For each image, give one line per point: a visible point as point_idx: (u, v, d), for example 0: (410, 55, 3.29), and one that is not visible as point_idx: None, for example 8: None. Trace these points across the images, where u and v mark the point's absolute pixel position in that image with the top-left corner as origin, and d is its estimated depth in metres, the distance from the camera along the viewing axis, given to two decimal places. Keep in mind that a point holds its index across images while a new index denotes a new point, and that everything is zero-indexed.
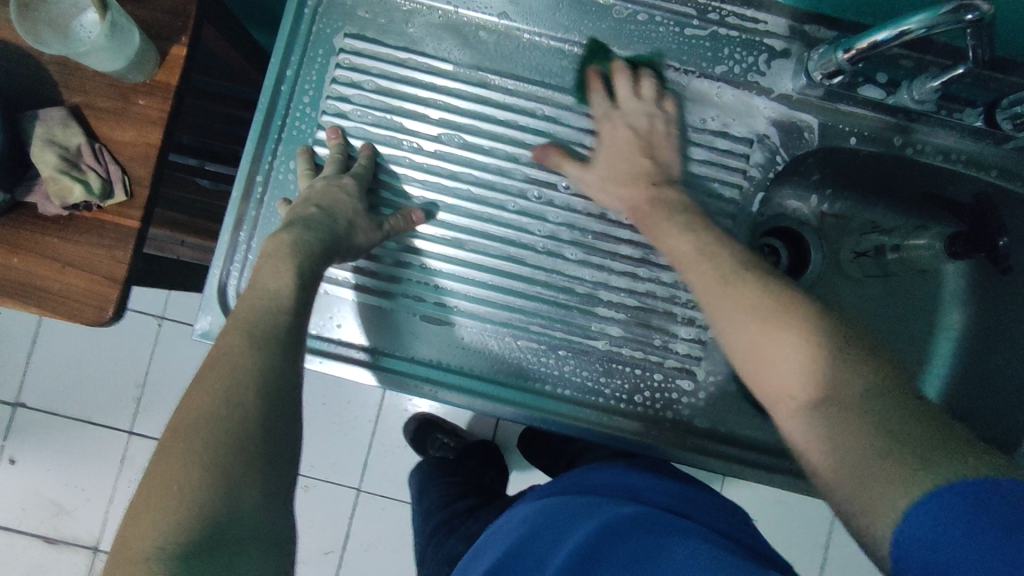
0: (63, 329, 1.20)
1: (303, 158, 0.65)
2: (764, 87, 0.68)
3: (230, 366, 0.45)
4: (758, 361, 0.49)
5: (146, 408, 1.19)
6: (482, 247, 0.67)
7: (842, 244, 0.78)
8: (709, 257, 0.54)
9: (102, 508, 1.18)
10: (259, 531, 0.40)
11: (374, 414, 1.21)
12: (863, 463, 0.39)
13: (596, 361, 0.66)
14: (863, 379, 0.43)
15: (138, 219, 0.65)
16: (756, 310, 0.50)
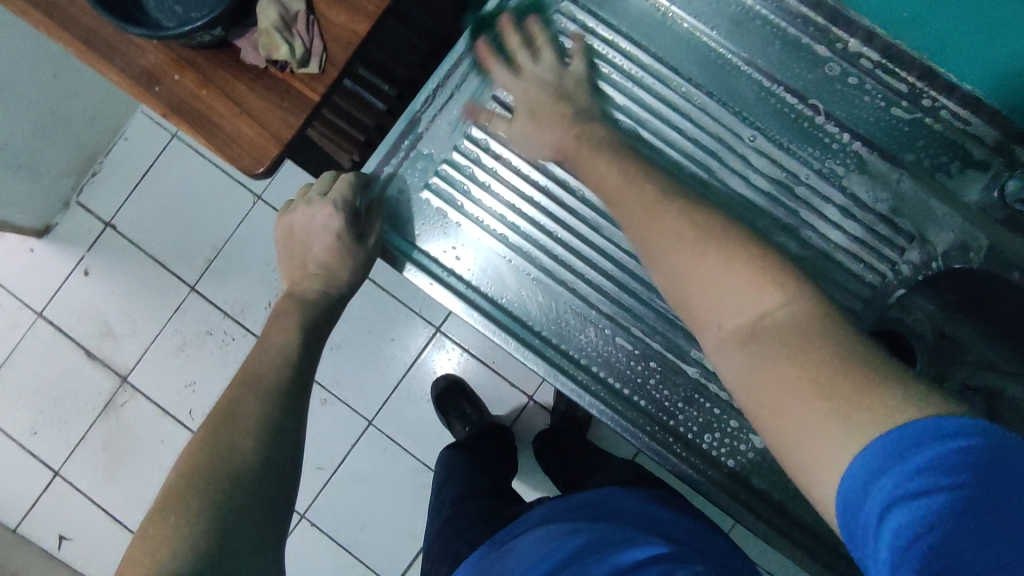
0: (172, 173, 1.27)
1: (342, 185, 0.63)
2: (945, 189, 0.66)
3: (240, 412, 0.49)
4: (693, 288, 0.45)
5: (215, 271, 1.25)
6: (615, 239, 0.68)
7: (950, 370, 0.62)
8: (632, 188, 0.52)
9: (144, 344, 1.25)
10: (254, 559, 0.42)
11: (410, 359, 1.24)
12: (801, 411, 0.36)
13: (682, 385, 0.66)
14: (804, 319, 0.39)
15: (319, 94, 0.69)
16: (724, 254, 0.44)
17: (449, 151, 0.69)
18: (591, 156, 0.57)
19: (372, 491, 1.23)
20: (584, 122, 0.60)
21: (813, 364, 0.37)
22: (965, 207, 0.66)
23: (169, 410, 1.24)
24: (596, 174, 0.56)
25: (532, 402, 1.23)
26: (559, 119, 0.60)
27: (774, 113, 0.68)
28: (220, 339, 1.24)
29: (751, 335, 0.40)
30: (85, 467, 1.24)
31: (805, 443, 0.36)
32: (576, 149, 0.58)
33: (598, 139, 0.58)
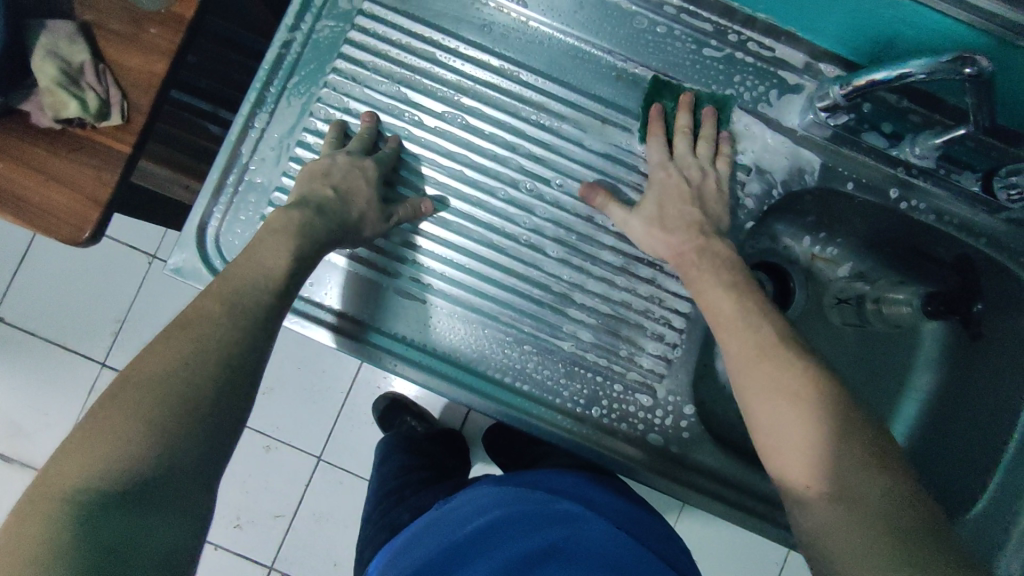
0: (53, 251, 1.19)
1: (368, 127, 0.65)
2: (770, 117, 0.68)
3: (202, 332, 0.47)
4: (776, 429, 0.50)
5: (122, 342, 1.18)
6: (465, 231, 0.67)
7: (828, 288, 0.79)
8: (748, 324, 0.55)
9: (62, 435, 1.17)
10: (182, 500, 0.41)
11: (346, 386, 1.20)
12: (845, 550, 0.43)
13: (560, 361, 0.66)
14: (869, 476, 0.45)
15: (130, 145, 0.65)
16: (792, 392, 0.50)
17: (278, 176, 0.66)
18: (705, 276, 0.60)
19: (335, 529, 1.19)
20: (709, 232, 0.63)
21: (888, 529, 0.42)
22: (795, 131, 0.68)
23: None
24: (707, 298, 0.59)
25: None
26: (682, 215, 0.63)
27: (597, 76, 0.68)
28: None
29: (832, 484, 0.45)
30: None
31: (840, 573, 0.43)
32: (690, 259, 0.61)
33: (718, 259, 0.61)
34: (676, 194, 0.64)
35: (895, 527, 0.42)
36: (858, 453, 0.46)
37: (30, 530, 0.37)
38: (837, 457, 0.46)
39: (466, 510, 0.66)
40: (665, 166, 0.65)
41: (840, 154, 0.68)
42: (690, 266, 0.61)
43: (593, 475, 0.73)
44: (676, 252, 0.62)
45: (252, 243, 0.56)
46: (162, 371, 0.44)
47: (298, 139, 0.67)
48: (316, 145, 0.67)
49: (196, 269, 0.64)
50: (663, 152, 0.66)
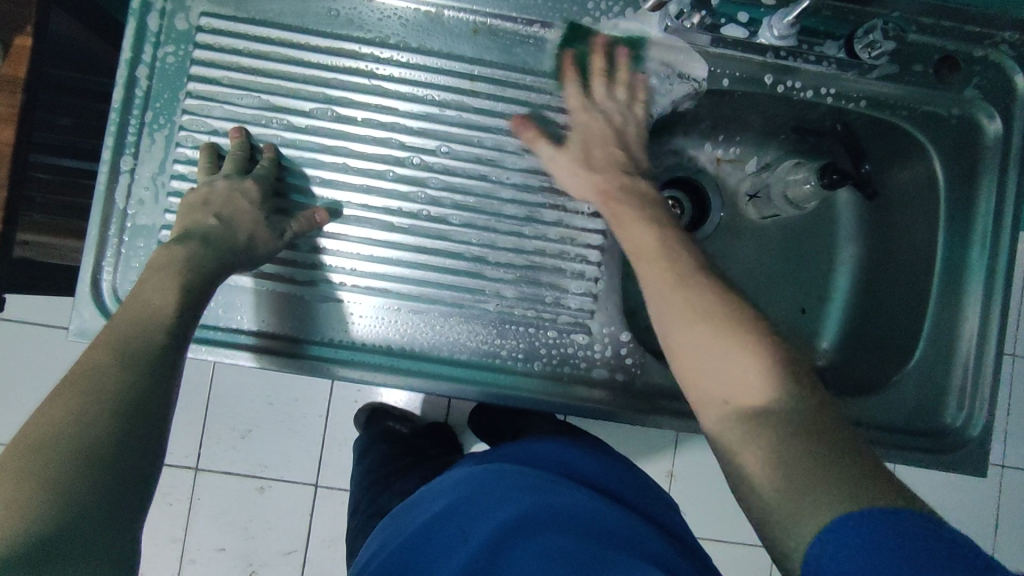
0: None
1: (239, 154, 0.63)
2: (632, 34, 0.68)
3: (94, 380, 0.43)
4: (693, 355, 0.50)
5: None
6: (365, 221, 0.66)
7: (738, 189, 0.80)
8: (665, 261, 0.55)
9: None
10: (98, 553, 0.37)
11: (323, 408, 1.19)
12: (781, 466, 0.41)
13: (490, 323, 0.66)
14: (800, 412, 0.43)
15: (0, 221, 0.63)
16: (710, 318, 0.50)
17: (161, 215, 0.64)
18: (627, 210, 0.60)
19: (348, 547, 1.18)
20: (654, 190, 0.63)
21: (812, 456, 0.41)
22: (659, 44, 0.68)
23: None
24: (631, 234, 0.58)
25: None
26: (611, 161, 0.64)
27: (454, 36, 0.67)
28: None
29: (752, 417, 0.45)
30: None
31: (788, 504, 0.39)
32: (612, 207, 0.61)
33: (635, 197, 0.61)
34: (602, 137, 0.65)
35: (824, 445, 0.41)
36: (764, 362, 0.46)
37: None
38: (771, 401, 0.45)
39: (456, 481, 0.68)
40: (590, 111, 0.66)
41: (713, 56, 0.68)
42: (613, 203, 0.61)
43: (571, 437, 0.76)
44: (601, 190, 0.62)
45: (137, 285, 0.54)
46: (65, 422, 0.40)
47: (170, 173, 0.64)
48: (191, 173, 0.65)
49: (103, 327, 0.62)
50: (584, 99, 0.66)
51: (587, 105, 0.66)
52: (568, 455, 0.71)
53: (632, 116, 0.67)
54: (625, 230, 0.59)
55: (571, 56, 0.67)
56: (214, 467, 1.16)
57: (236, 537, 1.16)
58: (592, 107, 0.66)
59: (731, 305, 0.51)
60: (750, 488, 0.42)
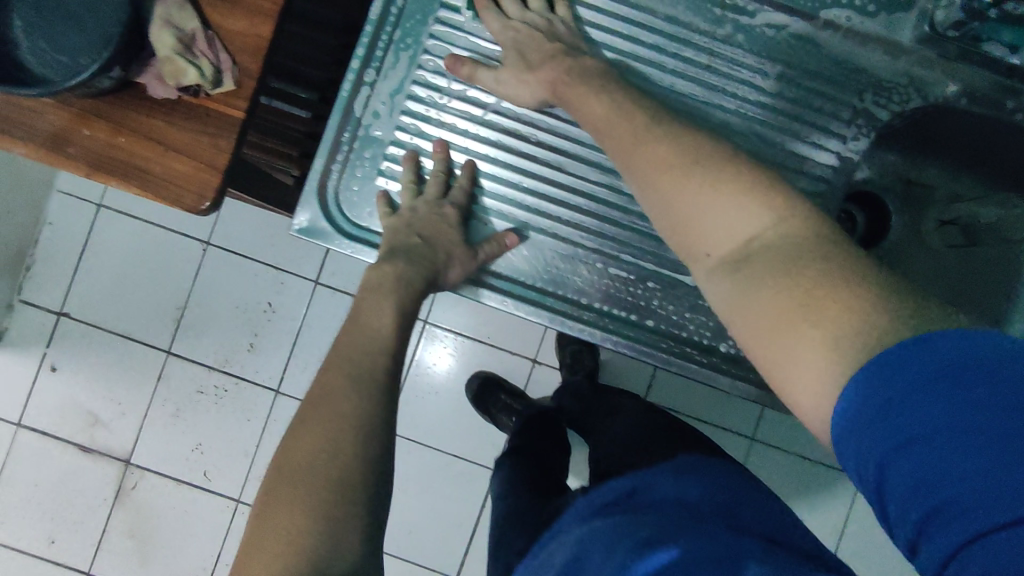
0: (115, 242, 1.20)
1: (438, 186, 0.65)
2: (879, 36, 0.66)
3: (331, 412, 0.53)
4: (683, 216, 0.44)
5: (186, 329, 1.20)
6: (581, 173, 0.67)
7: (924, 214, 0.75)
8: (623, 119, 0.50)
9: (137, 420, 1.20)
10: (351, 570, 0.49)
11: (408, 358, 1.23)
12: (770, 321, 0.38)
13: (684, 296, 0.67)
14: (802, 240, 0.39)
15: (244, 110, 0.66)
16: (665, 158, 0.46)
17: (391, 131, 0.66)
18: (583, 91, 0.55)
19: (408, 497, 1.21)
20: (577, 56, 0.59)
21: (801, 310, 0.37)
22: (905, 50, 0.67)
23: (183, 478, 1.20)
24: (588, 107, 0.54)
25: (538, 364, 1.22)
26: (550, 55, 0.60)
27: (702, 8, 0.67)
28: (214, 395, 1.20)
29: (739, 257, 0.41)
30: (116, 559, 1.19)
31: (782, 359, 0.37)
32: (567, 83, 0.57)
33: (590, 72, 0.56)
34: (532, 41, 0.62)
35: (841, 276, 0.36)
36: (753, 199, 0.42)
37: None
38: (781, 234, 0.40)
39: (565, 543, 0.59)
40: (509, 26, 0.63)
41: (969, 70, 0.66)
42: (564, 88, 0.57)
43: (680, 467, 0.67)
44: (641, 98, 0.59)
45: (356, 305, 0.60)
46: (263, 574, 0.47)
47: (407, 93, 0.66)
48: (428, 98, 0.67)
49: (323, 228, 0.65)
50: (501, 19, 0.64)
51: (505, 27, 0.63)
52: (687, 489, 0.63)
53: (560, 22, 0.64)
54: (577, 105, 0.55)
55: None
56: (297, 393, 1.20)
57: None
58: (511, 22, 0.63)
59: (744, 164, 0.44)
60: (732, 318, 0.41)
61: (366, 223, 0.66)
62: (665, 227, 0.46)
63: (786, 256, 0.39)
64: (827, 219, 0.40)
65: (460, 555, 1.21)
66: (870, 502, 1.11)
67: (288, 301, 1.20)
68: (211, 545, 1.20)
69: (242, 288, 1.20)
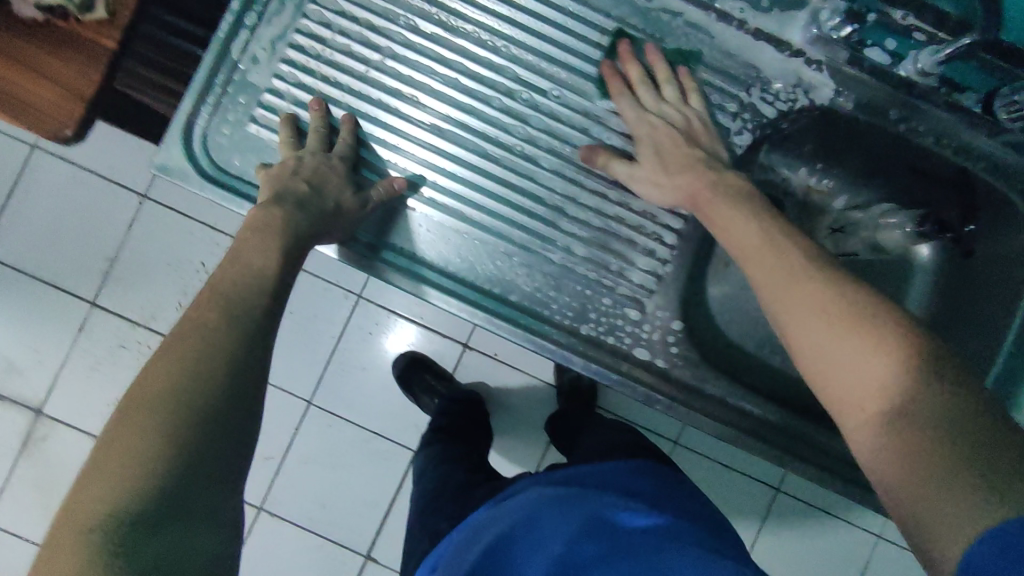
0: (43, 185, 1.15)
1: (316, 139, 0.62)
2: (771, 33, 0.66)
3: (198, 341, 0.48)
4: (825, 364, 0.47)
5: (114, 282, 1.16)
6: (459, 140, 0.66)
7: (817, 223, 0.77)
8: (770, 251, 0.53)
9: (53, 370, 1.16)
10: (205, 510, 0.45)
11: (338, 330, 1.18)
12: (907, 470, 0.40)
13: (549, 274, 0.66)
14: (921, 397, 0.42)
15: (117, 41, 0.64)
16: (816, 305, 0.48)
17: (268, 78, 0.65)
18: (723, 212, 0.57)
19: (324, 470, 1.19)
20: (717, 168, 0.60)
21: (932, 459, 0.39)
22: (798, 50, 0.66)
23: (97, 432, 1.17)
24: (733, 228, 0.56)
25: (469, 349, 1.19)
26: (689, 163, 0.61)
27: None
28: (135, 350, 1.17)
29: (884, 416, 0.43)
30: (20, 509, 1.16)
31: (922, 514, 0.38)
32: (703, 194, 0.59)
33: (734, 193, 0.58)
34: (672, 141, 0.62)
35: (978, 441, 0.39)
36: (887, 357, 0.44)
37: (66, 547, 0.41)
38: (908, 387, 0.42)
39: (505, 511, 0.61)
40: (652, 121, 0.63)
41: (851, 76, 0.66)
42: (704, 202, 0.59)
43: (633, 463, 0.68)
44: (687, 195, 0.60)
45: (236, 244, 0.55)
46: (96, 507, 0.42)
47: (288, 41, 0.65)
48: (310, 48, 0.65)
49: (183, 167, 0.63)
50: (636, 106, 0.64)
51: (643, 117, 0.63)
52: (635, 482, 0.65)
53: (694, 115, 0.64)
54: (726, 229, 0.56)
55: (612, 65, 0.65)
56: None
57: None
58: (647, 116, 0.63)
59: (856, 301, 0.48)
60: (880, 478, 0.42)
61: (234, 169, 0.64)
62: (809, 373, 0.48)
63: (904, 416, 0.41)
64: (938, 358, 0.43)
65: (371, 533, 1.19)
66: (783, 513, 1.11)
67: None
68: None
69: (172, 244, 1.16)
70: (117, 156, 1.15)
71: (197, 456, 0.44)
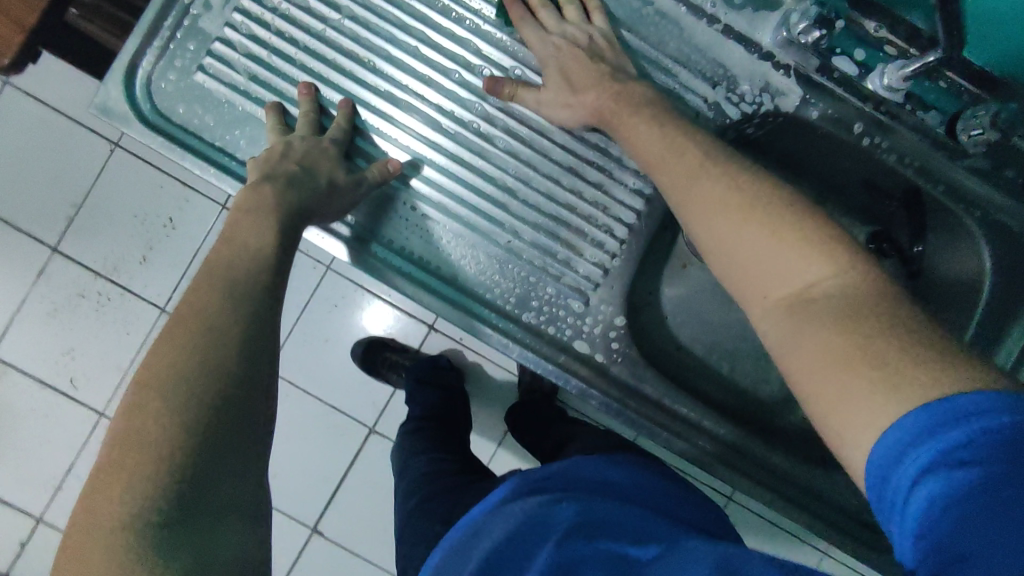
0: (6, 123, 1.11)
1: (274, 114, 0.61)
2: (742, 32, 0.65)
3: (201, 325, 0.48)
4: (747, 259, 0.43)
5: (77, 230, 1.13)
6: (414, 110, 0.64)
7: None
8: (676, 156, 0.50)
9: (9, 314, 1.13)
10: (233, 496, 0.46)
11: (303, 299, 1.16)
12: (831, 380, 0.36)
13: (495, 257, 0.64)
14: (864, 290, 0.38)
15: None
16: (744, 205, 0.44)
17: (220, 27, 0.63)
18: (630, 119, 0.55)
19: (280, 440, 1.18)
20: (622, 80, 0.58)
21: (856, 356, 0.35)
22: (769, 53, 0.65)
23: (48, 380, 1.14)
24: (638, 138, 0.54)
25: (433, 329, 1.19)
26: (596, 79, 0.58)
27: None
28: (94, 301, 1.14)
29: (796, 305, 0.40)
30: None
31: (839, 410, 0.35)
32: (612, 107, 0.56)
33: (640, 101, 0.55)
34: (575, 63, 0.59)
35: (896, 325, 0.36)
36: (822, 258, 0.40)
37: (106, 546, 0.41)
38: (836, 288, 0.39)
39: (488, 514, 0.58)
40: (549, 41, 0.60)
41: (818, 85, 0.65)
42: (610, 116, 0.56)
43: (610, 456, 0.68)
44: (595, 107, 0.58)
45: (229, 222, 0.55)
46: (118, 505, 0.42)
47: None
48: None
49: (124, 112, 0.60)
50: (538, 30, 0.61)
51: (542, 38, 0.61)
52: (611, 471, 0.64)
53: (592, 33, 0.61)
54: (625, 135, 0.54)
55: None
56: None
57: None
58: (553, 36, 0.61)
59: (770, 198, 0.44)
60: (822, 397, 0.36)
61: (179, 119, 0.62)
62: (711, 248, 0.45)
63: (845, 311, 0.37)
64: (891, 283, 0.39)
65: (320, 506, 1.18)
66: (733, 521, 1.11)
67: (191, 219, 1.14)
68: (67, 455, 1.15)
69: (138, 195, 1.13)
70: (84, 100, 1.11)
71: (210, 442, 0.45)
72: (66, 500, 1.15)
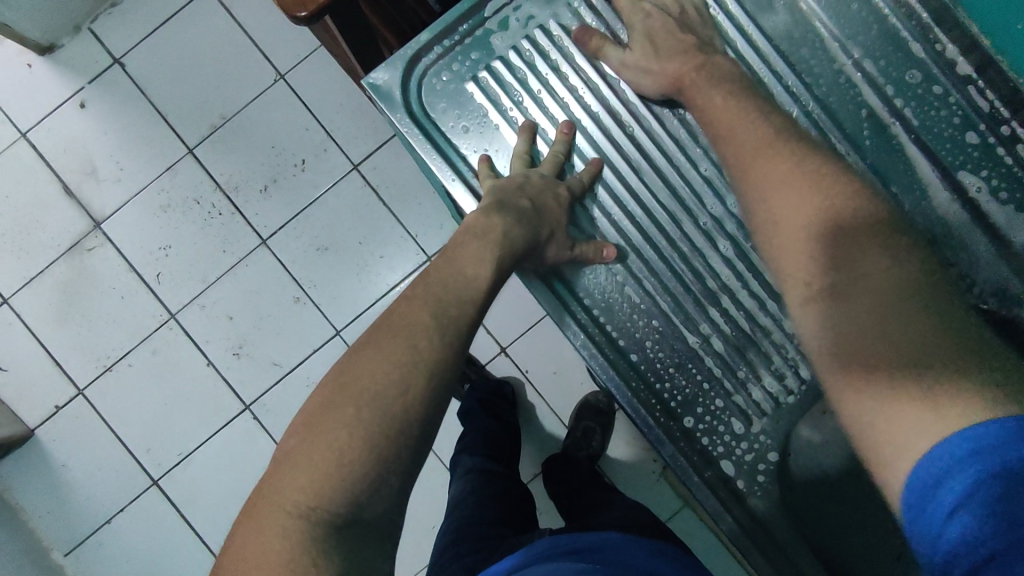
0: (198, 24, 1.10)
1: (525, 139, 0.62)
2: (998, 224, 0.62)
3: (408, 343, 0.46)
4: (786, 242, 0.46)
5: (220, 141, 1.10)
6: (653, 185, 0.64)
7: None
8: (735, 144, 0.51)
9: (127, 194, 1.10)
10: (385, 529, 0.42)
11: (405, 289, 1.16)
12: (874, 368, 0.38)
13: (678, 351, 0.64)
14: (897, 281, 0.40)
15: None
16: (788, 186, 0.46)
17: (507, 47, 0.64)
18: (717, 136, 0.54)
19: None
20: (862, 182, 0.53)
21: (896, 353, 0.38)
22: (1014, 252, 0.62)
23: (136, 267, 1.10)
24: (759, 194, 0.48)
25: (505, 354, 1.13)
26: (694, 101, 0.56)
27: (850, 105, 0.64)
28: (206, 212, 1.10)
29: (835, 294, 0.42)
30: (38, 306, 1.10)
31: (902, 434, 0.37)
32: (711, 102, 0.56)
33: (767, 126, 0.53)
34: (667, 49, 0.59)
35: (880, 305, 0.40)
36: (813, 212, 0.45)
37: (274, 533, 0.39)
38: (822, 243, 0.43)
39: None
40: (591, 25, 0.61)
41: None
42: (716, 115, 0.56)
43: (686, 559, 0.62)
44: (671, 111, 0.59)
45: (452, 247, 0.55)
46: (297, 491, 0.40)
47: (540, 23, 0.64)
48: (556, 38, 0.64)
49: (393, 92, 0.62)
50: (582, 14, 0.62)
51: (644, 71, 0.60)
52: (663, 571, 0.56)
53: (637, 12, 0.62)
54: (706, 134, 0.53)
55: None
56: (280, 251, 1.09)
57: (249, 317, 1.09)
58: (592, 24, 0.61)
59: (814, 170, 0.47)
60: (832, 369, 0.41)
61: (435, 114, 0.64)
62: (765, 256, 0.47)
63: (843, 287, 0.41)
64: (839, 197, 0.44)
65: None
66: None
67: (324, 170, 1.09)
68: (125, 344, 1.10)
69: (285, 126, 1.09)
70: (279, 28, 1.10)
71: (392, 463, 0.42)
72: (106, 387, 1.10)
